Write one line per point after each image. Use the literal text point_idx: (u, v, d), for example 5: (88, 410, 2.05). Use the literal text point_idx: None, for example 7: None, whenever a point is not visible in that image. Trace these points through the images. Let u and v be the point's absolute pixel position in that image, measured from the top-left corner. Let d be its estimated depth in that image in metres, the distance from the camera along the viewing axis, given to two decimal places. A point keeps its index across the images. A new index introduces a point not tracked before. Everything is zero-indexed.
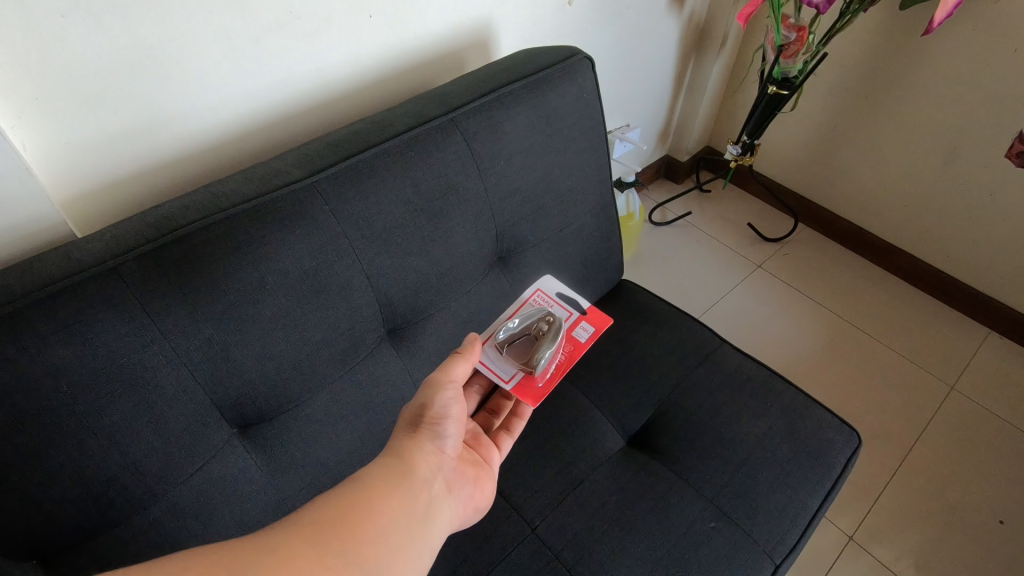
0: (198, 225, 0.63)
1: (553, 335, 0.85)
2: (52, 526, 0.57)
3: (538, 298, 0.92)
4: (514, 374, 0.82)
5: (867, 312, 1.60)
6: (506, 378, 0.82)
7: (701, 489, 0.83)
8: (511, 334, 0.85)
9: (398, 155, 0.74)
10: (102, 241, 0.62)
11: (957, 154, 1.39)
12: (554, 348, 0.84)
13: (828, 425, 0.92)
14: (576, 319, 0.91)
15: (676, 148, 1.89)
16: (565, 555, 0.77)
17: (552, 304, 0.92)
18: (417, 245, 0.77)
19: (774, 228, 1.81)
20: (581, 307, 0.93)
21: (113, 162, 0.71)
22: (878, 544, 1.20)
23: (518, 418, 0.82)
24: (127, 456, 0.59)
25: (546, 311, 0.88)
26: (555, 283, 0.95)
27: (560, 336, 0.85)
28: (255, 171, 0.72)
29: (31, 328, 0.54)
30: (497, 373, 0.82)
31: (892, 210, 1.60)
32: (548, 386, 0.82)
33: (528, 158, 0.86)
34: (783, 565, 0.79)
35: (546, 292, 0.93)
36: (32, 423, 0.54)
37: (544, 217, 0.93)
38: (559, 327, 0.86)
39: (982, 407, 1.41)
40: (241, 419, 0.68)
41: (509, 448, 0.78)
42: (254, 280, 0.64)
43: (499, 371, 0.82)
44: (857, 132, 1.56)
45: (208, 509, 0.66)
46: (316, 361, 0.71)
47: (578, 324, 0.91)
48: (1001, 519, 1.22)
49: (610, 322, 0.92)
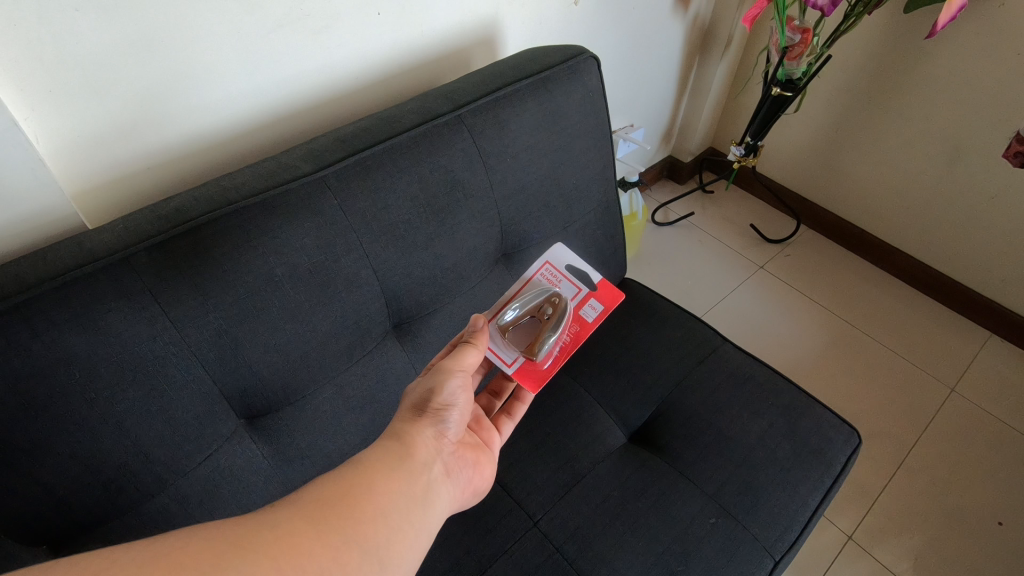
0: (208, 217, 0.64)
1: (558, 320, 0.81)
2: (63, 511, 0.58)
3: (546, 273, 0.87)
4: (517, 357, 0.81)
5: (868, 313, 1.60)
6: (509, 363, 0.80)
7: (702, 486, 0.84)
8: (515, 316, 0.81)
9: (405, 150, 0.75)
10: (114, 232, 0.63)
11: (961, 157, 1.40)
12: (558, 333, 0.82)
13: (829, 424, 0.92)
14: (585, 297, 0.87)
15: (679, 148, 1.90)
16: (567, 549, 0.78)
17: (559, 280, 0.87)
18: (424, 239, 0.78)
19: (775, 229, 1.82)
20: (591, 283, 0.88)
21: (125, 154, 0.72)
22: (877, 544, 1.20)
23: (519, 402, 0.82)
24: (137, 443, 0.60)
25: (551, 291, 0.83)
26: (566, 254, 0.89)
27: (565, 320, 0.82)
28: (264, 165, 0.73)
29: (43, 317, 0.55)
30: (500, 358, 0.81)
31: (894, 212, 1.61)
32: (551, 369, 0.81)
33: (533, 156, 0.87)
34: (782, 562, 0.79)
35: (555, 265, 0.87)
36: (44, 409, 0.55)
37: (549, 215, 0.93)
38: (564, 309, 0.82)
39: (982, 409, 1.41)
40: (248, 409, 0.69)
41: (509, 431, 0.79)
42: (263, 272, 0.65)
43: (502, 357, 0.81)
44: (860, 134, 1.57)
45: (216, 497, 0.67)
46: (322, 352, 0.72)
47: (586, 302, 0.87)
48: (1000, 521, 1.23)
49: (621, 299, 0.87)
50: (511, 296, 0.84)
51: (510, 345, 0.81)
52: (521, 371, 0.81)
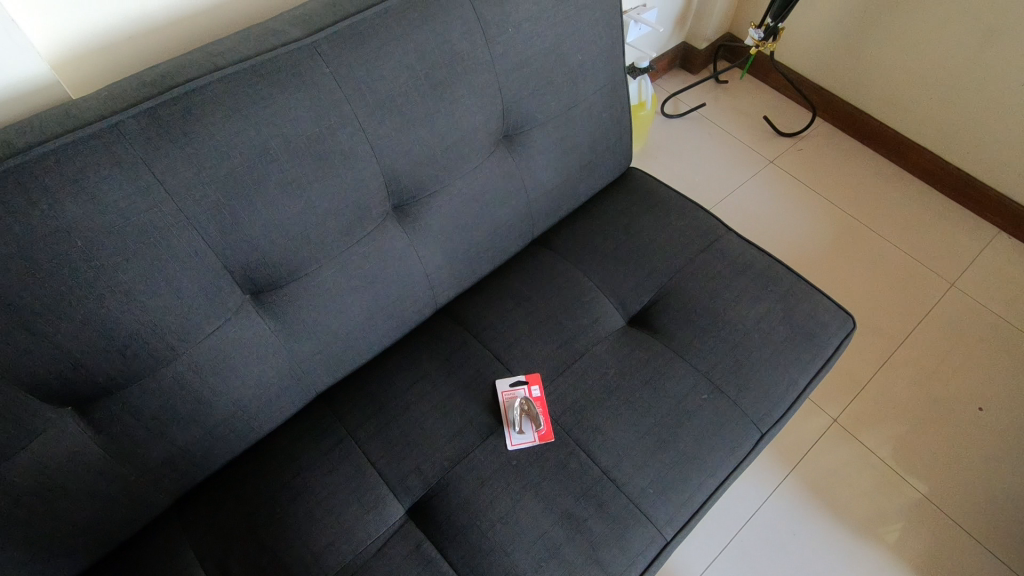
0: (196, 82, 0.61)
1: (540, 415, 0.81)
2: (82, 375, 0.61)
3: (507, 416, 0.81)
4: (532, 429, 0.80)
5: (877, 209, 1.58)
6: (537, 437, 0.80)
7: (696, 365, 0.87)
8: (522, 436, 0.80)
9: (399, 16, 0.70)
10: (100, 99, 0.60)
11: (994, 40, 1.31)
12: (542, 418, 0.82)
13: (825, 310, 0.94)
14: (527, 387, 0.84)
15: (693, 34, 1.78)
16: (565, 421, 0.82)
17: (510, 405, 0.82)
18: (422, 115, 0.75)
19: (790, 122, 1.75)
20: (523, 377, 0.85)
21: (103, 19, 0.68)
22: (863, 429, 1.26)
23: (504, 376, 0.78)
24: (146, 312, 0.62)
25: (521, 408, 0.81)
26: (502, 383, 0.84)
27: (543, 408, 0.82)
28: (252, 31, 0.69)
29: (38, 183, 0.54)
30: (508, 436, 0.80)
31: (917, 103, 1.53)
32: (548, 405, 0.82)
33: (537, 27, 0.82)
34: (768, 434, 0.85)
35: (505, 404, 0.82)
36: (50, 277, 0.56)
37: (554, 93, 0.89)
38: (541, 410, 0.81)
39: (979, 303, 1.42)
40: (252, 284, 0.70)
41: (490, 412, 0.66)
42: (257, 144, 0.63)
43: (513, 423, 0.80)
44: (890, 15, 1.46)
45: (227, 366, 0.70)
46: (323, 230, 0.72)
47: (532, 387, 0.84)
48: (981, 407, 1.28)
49: (546, 357, 0.87)
50: (512, 441, 0.79)
51: (504, 407, 0.82)
52: (539, 428, 0.80)
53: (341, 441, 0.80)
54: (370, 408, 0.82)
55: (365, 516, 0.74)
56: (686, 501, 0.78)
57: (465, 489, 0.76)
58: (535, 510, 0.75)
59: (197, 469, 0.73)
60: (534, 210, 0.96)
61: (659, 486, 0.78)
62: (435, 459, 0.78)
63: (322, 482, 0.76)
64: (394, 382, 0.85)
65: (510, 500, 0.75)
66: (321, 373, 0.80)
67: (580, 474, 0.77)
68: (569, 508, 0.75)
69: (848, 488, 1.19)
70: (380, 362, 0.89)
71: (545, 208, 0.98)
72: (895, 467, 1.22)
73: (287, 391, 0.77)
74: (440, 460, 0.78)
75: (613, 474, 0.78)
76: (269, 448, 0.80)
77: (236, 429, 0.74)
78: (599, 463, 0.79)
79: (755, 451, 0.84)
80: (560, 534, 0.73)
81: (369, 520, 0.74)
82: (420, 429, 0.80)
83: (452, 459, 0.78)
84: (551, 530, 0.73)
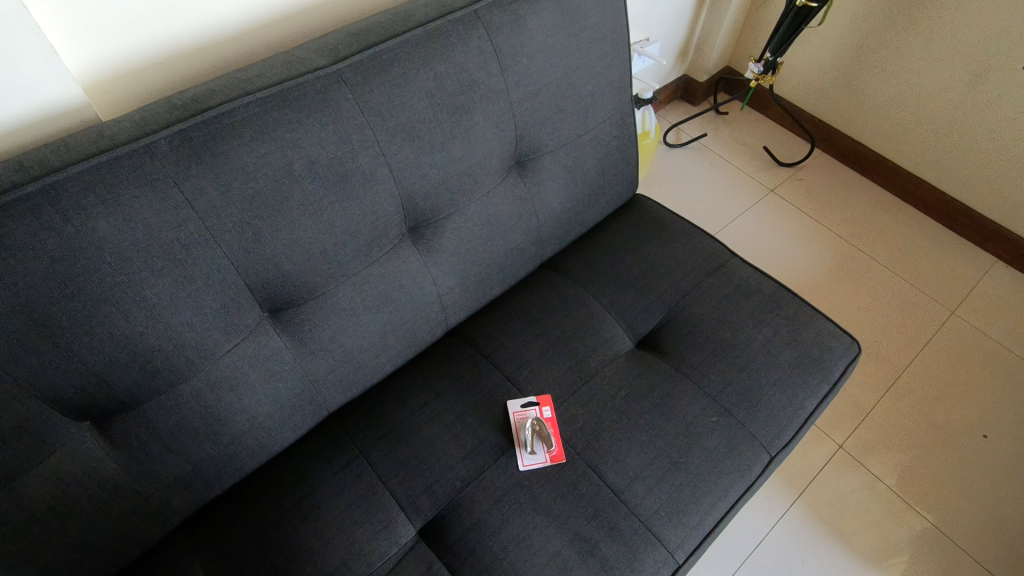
0: (225, 106, 0.63)
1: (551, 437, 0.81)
2: (103, 390, 0.62)
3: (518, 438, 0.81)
4: (544, 450, 0.80)
5: (876, 238, 1.61)
6: (549, 459, 0.80)
7: (705, 388, 0.88)
8: (534, 457, 0.80)
9: (421, 46, 0.73)
10: (133, 121, 0.63)
11: (987, 76, 1.36)
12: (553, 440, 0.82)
13: (831, 334, 0.95)
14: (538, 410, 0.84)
15: (694, 67, 1.84)
16: (575, 442, 0.82)
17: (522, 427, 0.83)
18: (439, 140, 0.77)
19: (790, 152, 1.79)
20: (535, 400, 0.85)
21: (135, 46, 0.71)
22: (869, 456, 1.26)
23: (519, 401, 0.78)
24: (169, 328, 0.63)
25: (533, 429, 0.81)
26: (514, 405, 0.85)
27: (553, 430, 0.82)
28: (280, 58, 0.72)
29: (72, 201, 0.56)
30: (520, 457, 0.80)
31: (913, 135, 1.57)
32: (558, 428, 0.83)
33: (551, 58, 0.85)
34: (777, 457, 0.85)
35: (517, 426, 0.82)
36: (77, 292, 0.57)
37: (565, 121, 0.92)
38: (552, 432, 0.81)
39: (980, 330, 1.44)
40: (271, 303, 0.71)
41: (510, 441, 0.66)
42: (281, 165, 0.65)
43: (525, 443, 0.80)
44: (886, 51, 1.51)
45: (243, 383, 0.70)
46: (342, 250, 0.73)
47: (543, 410, 0.84)
48: (985, 434, 1.28)
49: (557, 379, 0.88)
50: (524, 462, 0.80)
51: (515, 427, 0.82)
52: (550, 449, 0.80)
53: (353, 461, 0.80)
54: (382, 428, 0.83)
55: (377, 537, 0.74)
56: (697, 524, 0.78)
57: (477, 509, 0.76)
58: (548, 531, 0.74)
59: (210, 487, 0.73)
60: (544, 234, 0.98)
61: (671, 509, 0.78)
62: (447, 479, 0.78)
63: (333, 501, 0.76)
64: (405, 402, 0.86)
65: (522, 520, 0.75)
66: (334, 393, 0.81)
67: (592, 496, 0.78)
68: (581, 529, 0.75)
69: (857, 516, 1.19)
70: (391, 382, 0.89)
71: (555, 232, 1.00)
72: (902, 494, 1.21)
73: (300, 410, 0.78)
74: (452, 480, 0.78)
75: (625, 496, 0.78)
76: (280, 467, 0.80)
77: (250, 447, 0.75)
78: (610, 484, 0.79)
79: (765, 475, 0.84)
80: (573, 557, 0.73)
81: (381, 540, 0.74)
82: (432, 449, 0.81)
83: (463, 480, 0.78)
84: (563, 553, 0.73)
